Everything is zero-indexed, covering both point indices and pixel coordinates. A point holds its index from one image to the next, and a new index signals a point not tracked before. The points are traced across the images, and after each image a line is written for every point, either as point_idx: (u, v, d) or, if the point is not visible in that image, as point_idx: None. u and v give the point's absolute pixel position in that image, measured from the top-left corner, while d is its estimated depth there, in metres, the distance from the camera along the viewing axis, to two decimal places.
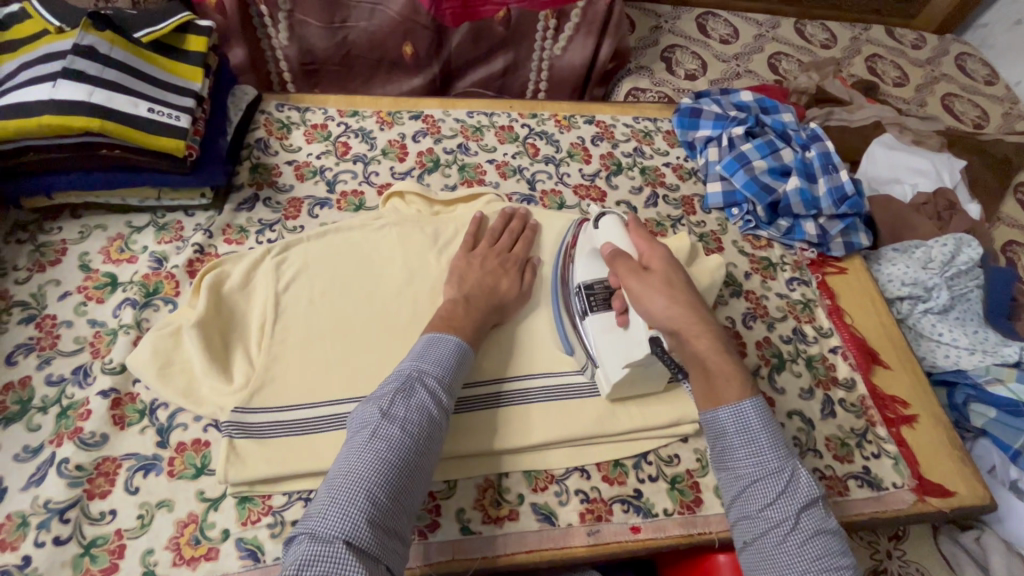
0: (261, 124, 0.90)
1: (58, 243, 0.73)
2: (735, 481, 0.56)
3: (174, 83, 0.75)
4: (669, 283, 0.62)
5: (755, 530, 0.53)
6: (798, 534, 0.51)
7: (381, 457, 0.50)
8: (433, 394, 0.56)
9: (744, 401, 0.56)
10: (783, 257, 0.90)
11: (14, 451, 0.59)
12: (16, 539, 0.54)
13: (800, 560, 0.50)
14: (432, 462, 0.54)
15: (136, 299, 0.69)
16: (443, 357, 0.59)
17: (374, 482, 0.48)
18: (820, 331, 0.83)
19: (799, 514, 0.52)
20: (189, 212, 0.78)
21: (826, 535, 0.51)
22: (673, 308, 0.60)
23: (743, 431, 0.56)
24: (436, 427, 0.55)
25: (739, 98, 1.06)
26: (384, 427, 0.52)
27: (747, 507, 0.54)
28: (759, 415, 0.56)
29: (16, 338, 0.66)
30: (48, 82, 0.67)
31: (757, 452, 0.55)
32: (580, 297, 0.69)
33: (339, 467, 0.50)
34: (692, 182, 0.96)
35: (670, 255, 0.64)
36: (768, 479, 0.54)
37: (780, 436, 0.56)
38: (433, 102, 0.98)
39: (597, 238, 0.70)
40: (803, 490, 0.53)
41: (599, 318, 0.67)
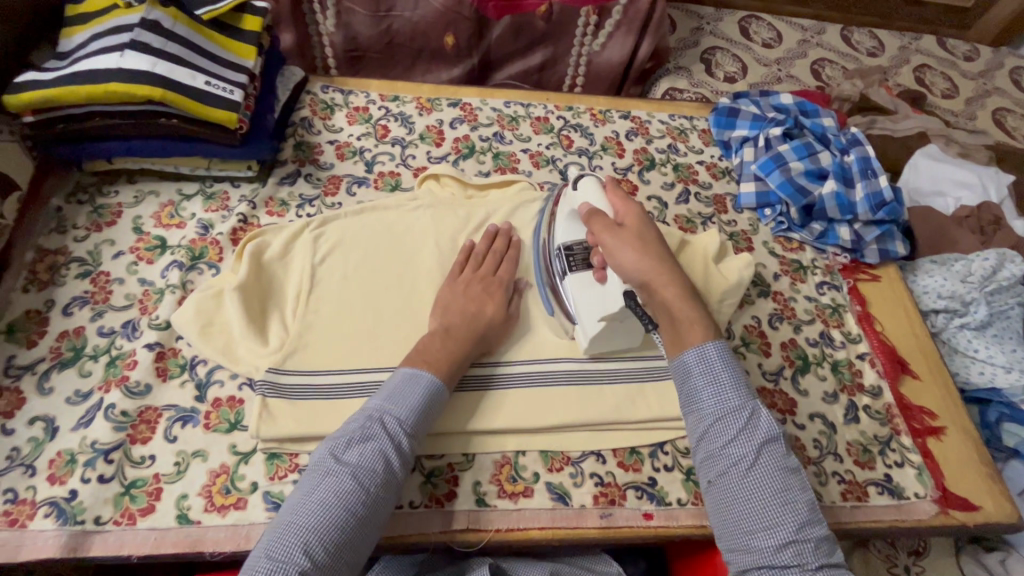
0: (307, 104, 0.93)
1: (115, 205, 0.78)
2: (698, 419, 0.57)
3: (229, 60, 0.78)
4: (642, 239, 0.65)
5: (718, 466, 0.54)
6: (757, 467, 0.53)
7: (327, 509, 0.49)
8: (393, 441, 0.55)
9: (708, 343, 0.59)
10: (814, 261, 0.89)
11: (66, 394, 0.63)
12: (65, 474, 0.58)
13: (761, 493, 0.52)
14: (385, 510, 0.53)
15: (182, 261, 0.73)
16: (409, 396, 0.58)
17: (313, 533, 0.48)
18: (849, 336, 0.82)
19: (758, 448, 0.53)
20: (236, 184, 0.82)
21: (785, 469, 0.53)
22: (642, 259, 0.63)
23: (706, 370, 0.58)
24: (392, 476, 0.54)
25: (779, 101, 1.05)
26: (335, 476, 0.52)
27: (710, 445, 0.56)
28: (720, 355, 0.58)
29: (73, 291, 0.70)
30: (117, 52, 0.71)
31: (719, 391, 0.57)
32: (559, 257, 0.71)
33: (287, 514, 0.50)
34: (726, 181, 0.96)
35: (643, 213, 0.67)
36: (729, 416, 0.55)
37: (741, 379, 0.58)
38: (471, 91, 1.00)
39: (576, 200, 0.72)
40: (762, 427, 0.55)
41: (576, 278, 0.68)
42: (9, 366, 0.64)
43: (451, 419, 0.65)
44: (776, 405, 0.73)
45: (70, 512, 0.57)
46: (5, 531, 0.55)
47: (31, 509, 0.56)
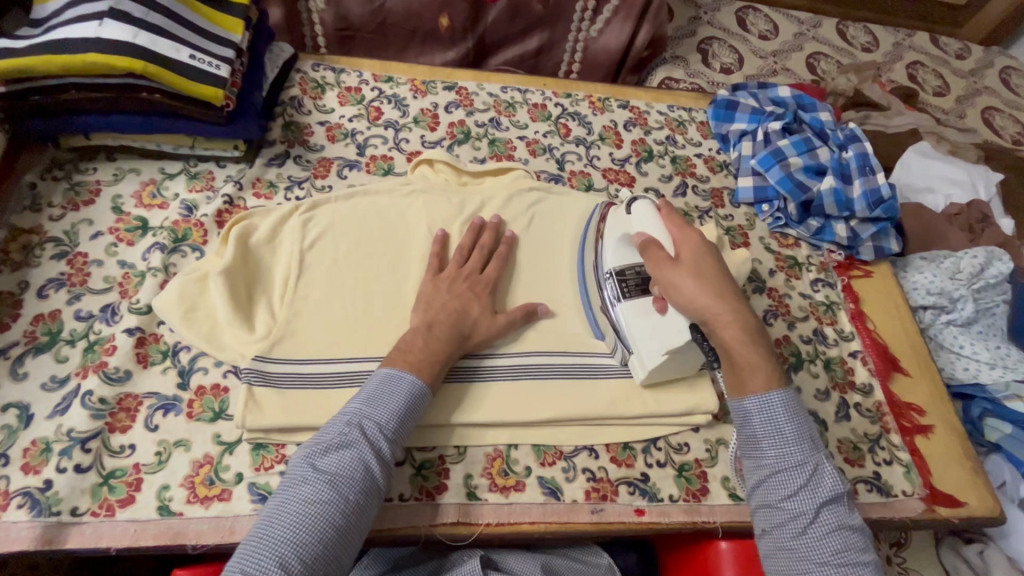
0: (296, 82, 0.90)
1: (93, 183, 0.74)
2: (759, 469, 0.59)
3: (216, 34, 0.75)
4: (698, 272, 0.63)
5: (775, 519, 0.56)
6: (817, 527, 0.55)
7: (304, 521, 0.48)
8: (373, 446, 0.54)
9: (771, 391, 0.59)
10: (810, 257, 0.89)
11: (42, 380, 0.61)
12: (39, 464, 0.56)
13: (821, 551, 0.54)
14: (365, 522, 0.52)
15: (165, 244, 0.70)
16: (391, 399, 0.57)
17: (287, 547, 0.47)
18: (841, 334, 0.82)
19: (818, 508, 0.55)
20: (221, 163, 0.79)
21: (846, 530, 0.55)
22: (700, 295, 0.62)
23: (768, 420, 0.59)
24: (373, 483, 0.53)
25: (777, 94, 1.04)
26: (312, 486, 0.50)
27: (769, 496, 0.57)
28: (786, 406, 0.59)
29: (48, 272, 0.67)
30: (95, 21, 0.67)
31: (781, 444, 0.58)
32: (611, 284, 0.70)
33: (260, 526, 0.48)
34: (723, 175, 0.95)
35: (703, 241, 0.66)
36: (791, 471, 0.57)
37: (807, 433, 0.58)
38: (467, 74, 0.97)
39: (631, 224, 0.72)
40: (826, 486, 0.56)
41: (631, 307, 0.68)
42: None
43: (443, 411, 0.64)
44: None
45: (46, 503, 0.54)
46: None
47: (4, 500, 0.54)
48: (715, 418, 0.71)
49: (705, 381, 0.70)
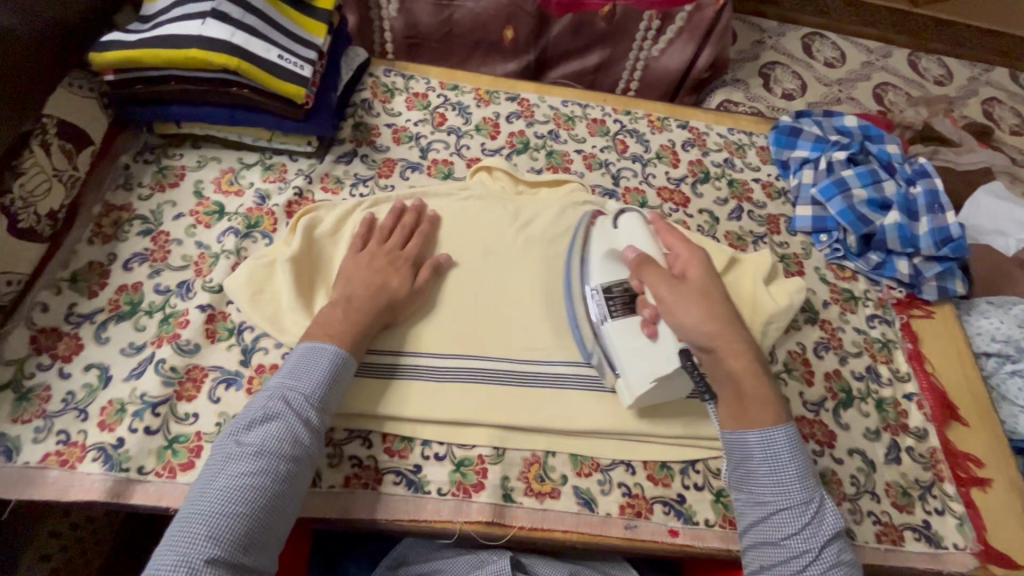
0: (368, 85, 0.94)
1: (178, 168, 0.80)
2: (757, 505, 0.58)
3: (302, 36, 0.80)
4: (704, 293, 0.61)
5: (774, 558, 0.57)
6: (818, 563, 0.55)
7: (236, 490, 0.50)
8: (298, 415, 0.56)
9: (775, 427, 0.58)
10: (867, 292, 0.86)
11: (121, 346, 0.65)
12: (114, 422, 0.60)
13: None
14: (299, 489, 0.54)
15: (239, 228, 0.75)
16: (308, 370, 0.58)
17: (216, 518, 0.49)
18: (897, 374, 0.79)
19: (821, 546, 0.55)
20: (294, 157, 0.83)
21: (843, 564, 0.56)
22: (707, 324, 0.60)
23: (768, 458, 0.58)
24: (302, 449, 0.55)
25: (843, 123, 1.02)
26: (245, 456, 0.52)
27: (770, 534, 0.57)
28: (787, 442, 0.58)
29: (133, 247, 0.72)
30: (198, 20, 0.73)
31: (783, 482, 0.57)
32: (598, 301, 0.67)
33: (194, 499, 0.51)
34: (781, 202, 0.93)
35: (707, 261, 0.64)
36: (794, 510, 0.57)
37: (808, 470, 0.58)
38: (530, 87, 1.00)
39: (619, 239, 0.69)
40: (827, 522, 0.57)
41: (620, 328, 0.65)
42: (70, 313, 0.67)
43: (485, 412, 0.65)
44: (814, 436, 0.71)
45: (117, 459, 0.59)
46: (56, 470, 0.58)
47: (80, 453, 0.59)
48: None
49: None
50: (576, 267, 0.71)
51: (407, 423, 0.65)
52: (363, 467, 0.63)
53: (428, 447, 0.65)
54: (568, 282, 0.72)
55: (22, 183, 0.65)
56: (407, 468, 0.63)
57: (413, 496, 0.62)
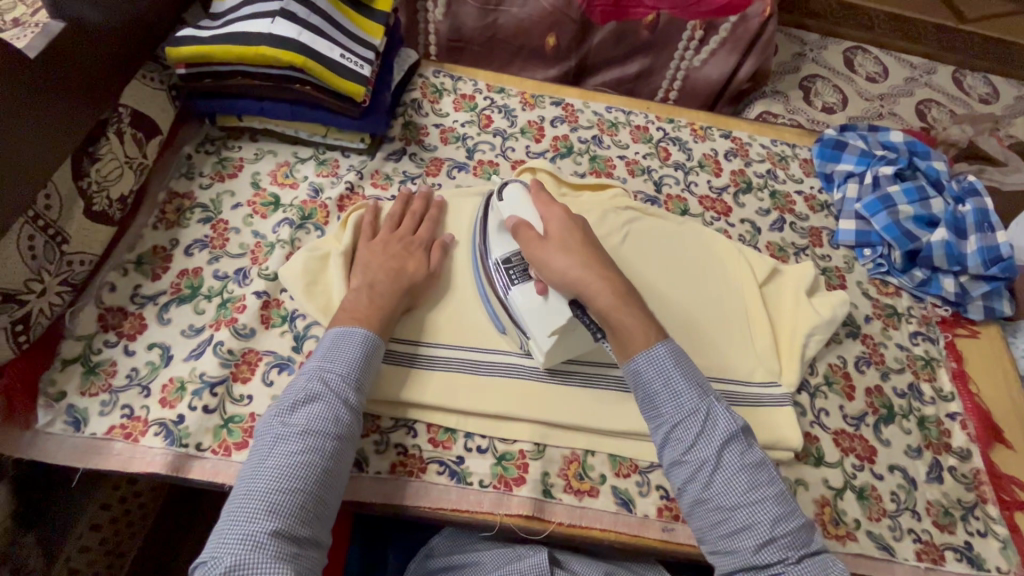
0: (418, 86, 0.96)
1: (237, 159, 0.83)
2: (659, 423, 0.58)
3: (361, 37, 0.82)
4: (564, 244, 0.63)
5: (685, 474, 0.55)
6: (722, 471, 0.54)
7: (287, 468, 0.51)
8: (339, 394, 0.57)
9: (657, 347, 0.58)
10: (910, 309, 0.85)
11: (182, 327, 0.68)
12: (175, 400, 0.63)
13: (730, 495, 0.54)
14: (344, 465, 0.56)
15: (293, 220, 0.78)
16: (346, 352, 0.60)
17: (273, 495, 0.50)
18: (940, 393, 0.78)
19: (720, 450, 0.55)
20: (346, 154, 0.86)
21: (749, 466, 0.54)
22: (572, 268, 0.61)
23: (658, 373, 0.58)
24: (345, 427, 0.56)
25: (888, 138, 1.01)
26: (292, 435, 0.53)
27: (674, 451, 0.56)
28: (673, 358, 0.58)
29: (194, 233, 0.75)
30: (268, 19, 0.76)
31: (675, 392, 0.57)
32: (499, 272, 0.67)
33: (244, 480, 0.51)
34: (823, 215, 0.93)
35: (565, 214, 0.65)
36: (687, 420, 0.56)
37: (695, 378, 0.58)
38: (574, 92, 1.01)
39: (501, 211, 0.69)
40: (722, 427, 0.56)
41: (520, 291, 0.64)
42: (135, 294, 0.70)
43: (528, 408, 0.66)
44: (854, 451, 0.71)
45: (177, 434, 0.61)
46: (121, 442, 0.61)
47: (143, 427, 0.62)
48: (797, 458, 0.70)
49: (786, 417, 0.70)
50: (480, 247, 0.71)
51: (452, 415, 0.66)
52: (407, 456, 0.65)
53: (470, 440, 0.66)
54: (477, 260, 0.72)
55: (98, 168, 0.68)
56: (449, 459, 0.65)
57: (455, 487, 0.63)
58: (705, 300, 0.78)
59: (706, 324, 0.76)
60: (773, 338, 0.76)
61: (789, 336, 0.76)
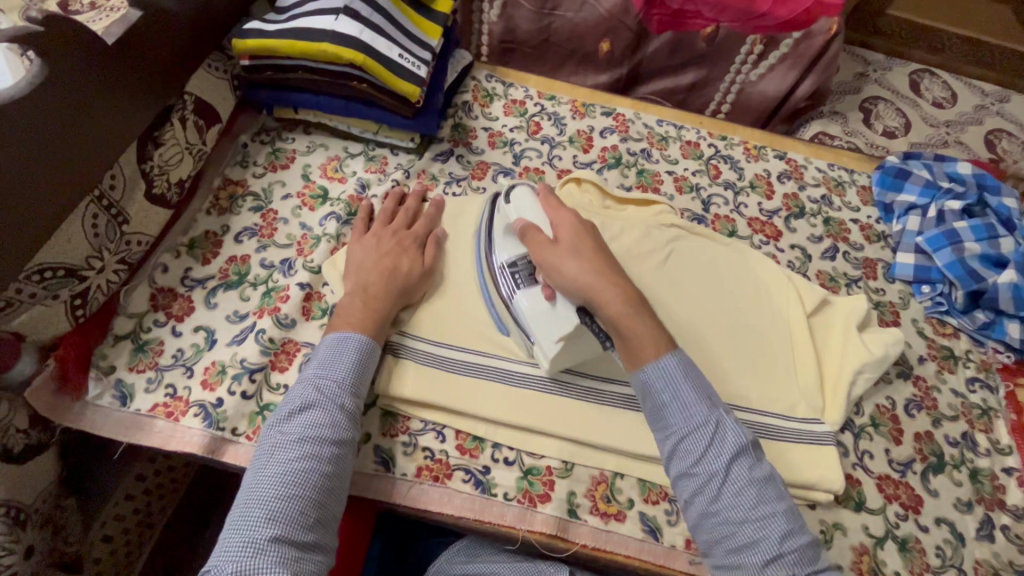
0: (470, 89, 0.97)
1: (290, 151, 0.84)
2: (668, 436, 0.57)
3: (419, 37, 0.83)
4: (575, 250, 0.64)
5: (693, 488, 0.55)
6: (730, 483, 0.54)
7: (286, 475, 0.52)
8: (334, 401, 0.57)
9: (665, 356, 0.59)
10: (969, 353, 0.81)
11: (227, 313, 0.70)
12: (215, 382, 0.65)
13: (739, 509, 0.53)
14: (345, 470, 0.56)
15: (340, 215, 0.78)
16: (340, 360, 0.60)
17: (271, 501, 0.50)
18: (996, 445, 0.74)
19: (729, 463, 0.54)
20: (395, 151, 0.87)
21: (756, 480, 0.54)
22: (583, 273, 0.61)
23: (669, 385, 0.58)
24: (343, 433, 0.56)
25: (956, 170, 0.95)
26: (290, 444, 0.54)
27: (681, 464, 0.56)
28: (683, 367, 0.59)
29: (245, 221, 0.77)
30: (331, 16, 0.77)
31: (683, 405, 0.57)
32: (505, 276, 0.67)
33: (245, 489, 0.52)
34: (879, 246, 0.89)
35: (575, 220, 0.66)
36: (697, 433, 0.56)
37: (706, 392, 0.58)
38: (626, 102, 1.00)
39: (510, 214, 0.70)
40: (731, 440, 0.55)
41: (526, 296, 0.65)
42: (185, 277, 0.72)
43: (558, 424, 0.65)
44: (898, 499, 0.68)
45: (215, 417, 0.63)
46: (163, 420, 0.63)
47: (184, 407, 0.63)
48: (836, 500, 0.67)
49: (827, 457, 0.67)
50: (485, 249, 0.72)
51: (482, 424, 0.66)
52: (435, 460, 0.64)
53: (498, 450, 0.66)
54: (482, 266, 0.72)
55: (160, 153, 0.70)
56: (476, 468, 0.64)
57: (480, 497, 0.63)
58: (745, 330, 0.75)
59: (750, 353, 0.74)
60: (820, 373, 0.73)
61: (836, 372, 0.73)
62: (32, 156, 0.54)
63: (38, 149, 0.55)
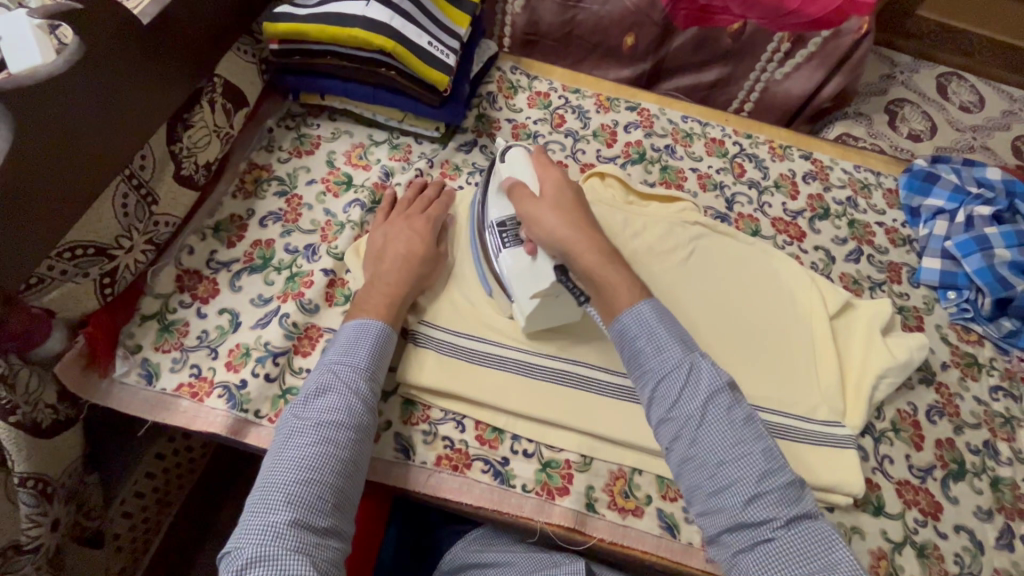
0: (495, 80, 0.96)
1: (315, 137, 0.85)
2: (645, 379, 0.57)
3: (448, 26, 0.83)
4: (559, 205, 0.64)
5: (672, 431, 0.55)
6: (707, 425, 0.54)
7: (302, 459, 0.52)
8: (350, 386, 0.58)
9: (640, 302, 0.59)
10: (993, 360, 0.80)
11: (252, 296, 0.70)
12: (239, 364, 0.65)
13: (717, 451, 0.53)
14: (363, 456, 0.56)
15: (364, 202, 0.78)
16: (357, 345, 0.61)
17: (289, 486, 0.51)
18: (1018, 454, 0.73)
19: (705, 405, 0.54)
20: (419, 140, 0.87)
21: (733, 418, 0.54)
22: (561, 227, 0.62)
23: (642, 329, 0.58)
24: (359, 417, 0.56)
25: (984, 175, 0.94)
26: (306, 428, 0.54)
27: (659, 409, 0.56)
28: (655, 313, 0.58)
29: (270, 206, 0.77)
30: (363, 1, 0.77)
31: (658, 348, 0.57)
32: (492, 234, 0.67)
33: (264, 473, 0.53)
34: (904, 250, 0.88)
35: (562, 176, 0.67)
36: (672, 375, 0.56)
37: (680, 334, 0.58)
38: (651, 97, 0.99)
39: (501, 172, 0.70)
40: (706, 381, 0.55)
41: (511, 254, 0.65)
42: (211, 259, 0.72)
43: (578, 418, 0.65)
44: (918, 505, 0.67)
45: (239, 399, 0.63)
46: (188, 400, 0.64)
47: (208, 388, 0.64)
48: (855, 504, 0.66)
49: (847, 461, 0.67)
50: (479, 209, 0.72)
51: (501, 416, 0.66)
52: (454, 450, 0.65)
53: (517, 442, 0.66)
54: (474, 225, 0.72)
55: (189, 135, 0.71)
56: (494, 459, 0.65)
57: (498, 488, 0.63)
58: (767, 332, 0.75)
59: (771, 353, 0.73)
60: (841, 376, 0.73)
61: (859, 375, 0.72)
62: (70, 134, 0.55)
63: (75, 128, 0.55)
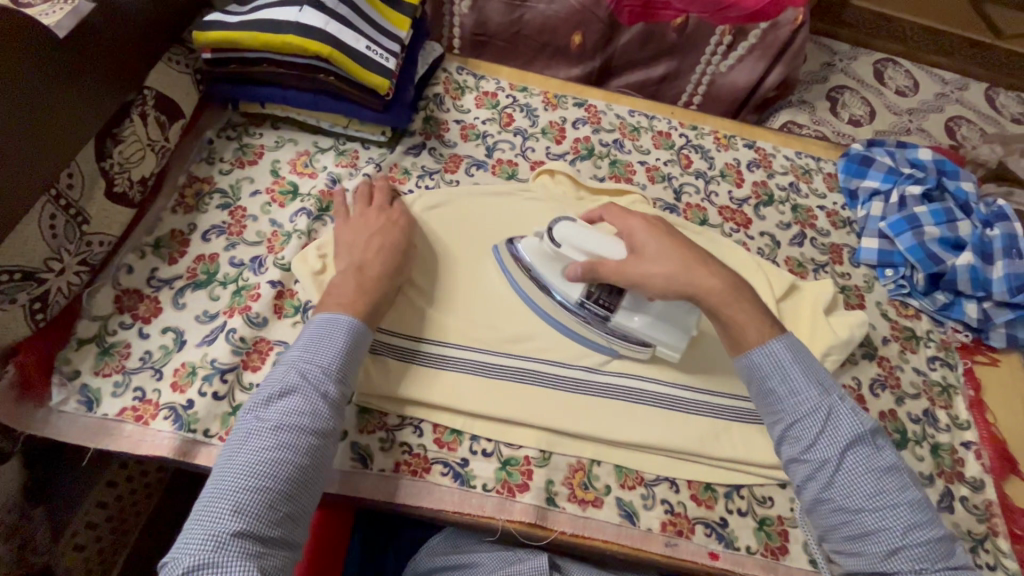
0: (441, 81, 0.96)
1: (258, 146, 0.83)
2: (777, 421, 0.60)
3: (388, 29, 0.82)
4: (662, 251, 0.63)
5: (803, 472, 0.58)
6: (843, 473, 0.56)
7: (257, 463, 0.51)
8: (315, 389, 0.57)
9: (770, 341, 0.61)
10: (930, 333, 0.84)
11: (196, 313, 0.68)
12: (185, 384, 0.64)
13: (854, 498, 0.55)
14: (323, 462, 0.55)
15: (311, 210, 0.77)
16: (326, 346, 0.59)
17: (241, 490, 0.50)
18: (955, 420, 0.77)
19: (842, 454, 0.56)
20: (366, 145, 0.86)
21: (874, 470, 0.55)
22: (675, 273, 0.62)
23: (777, 370, 0.60)
24: (321, 422, 0.55)
25: (916, 156, 0.98)
26: (264, 432, 0.53)
27: (792, 449, 0.59)
28: (793, 355, 0.60)
29: (212, 219, 0.75)
30: (296, 7, 0.76)
31: (795, 392, 0.59)
32: (590, 306, 0.68)
33: (217, 475, 0.52)
34: (845, 232, 0.91)
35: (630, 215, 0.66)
36: (806, 419, 0.58)
37: (816, 377, 0.59)
38: (598, 93, 1.00)
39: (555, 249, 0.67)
40: (846, 429, 0.57)
41: (627, 314, 0.66)
42: (152, 278, 0.70)
43: (535, 415, 0.66)
44: None
45: (185, 419, 0.62)
46: (131, 424, 0.62)
47: (153, 410, 0.62)
48: None
49: None
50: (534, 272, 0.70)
51: (459, 417, 0.66)
52: (412, 455, 0.64)
53: (475, 442, 0.66)
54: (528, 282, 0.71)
55: (121, 150, 0.69)
56: (453, 461, 0.65)
57: (459, 489, 0.63)
58: None
59: None
60: None
61: None
62: None
63: None
